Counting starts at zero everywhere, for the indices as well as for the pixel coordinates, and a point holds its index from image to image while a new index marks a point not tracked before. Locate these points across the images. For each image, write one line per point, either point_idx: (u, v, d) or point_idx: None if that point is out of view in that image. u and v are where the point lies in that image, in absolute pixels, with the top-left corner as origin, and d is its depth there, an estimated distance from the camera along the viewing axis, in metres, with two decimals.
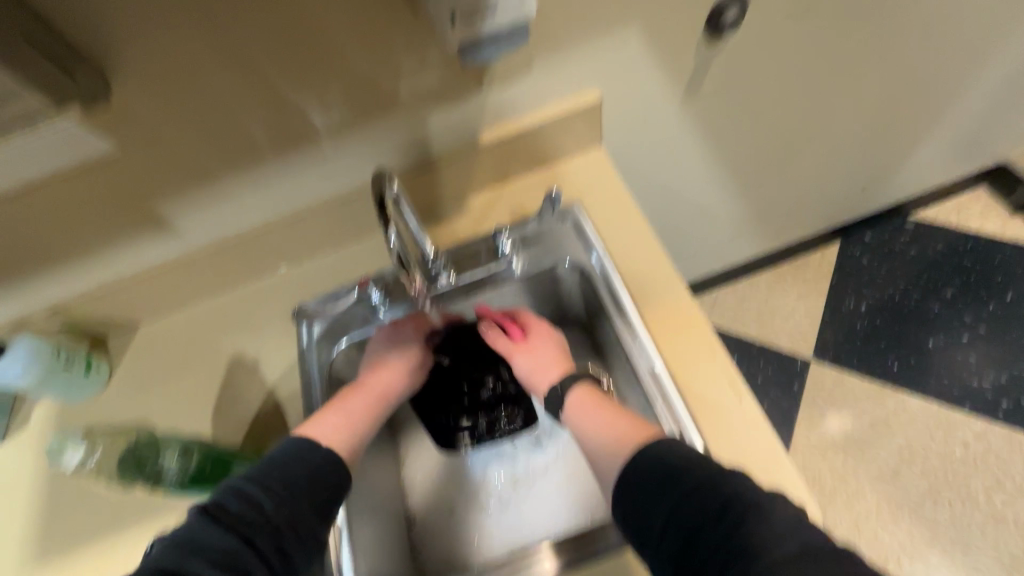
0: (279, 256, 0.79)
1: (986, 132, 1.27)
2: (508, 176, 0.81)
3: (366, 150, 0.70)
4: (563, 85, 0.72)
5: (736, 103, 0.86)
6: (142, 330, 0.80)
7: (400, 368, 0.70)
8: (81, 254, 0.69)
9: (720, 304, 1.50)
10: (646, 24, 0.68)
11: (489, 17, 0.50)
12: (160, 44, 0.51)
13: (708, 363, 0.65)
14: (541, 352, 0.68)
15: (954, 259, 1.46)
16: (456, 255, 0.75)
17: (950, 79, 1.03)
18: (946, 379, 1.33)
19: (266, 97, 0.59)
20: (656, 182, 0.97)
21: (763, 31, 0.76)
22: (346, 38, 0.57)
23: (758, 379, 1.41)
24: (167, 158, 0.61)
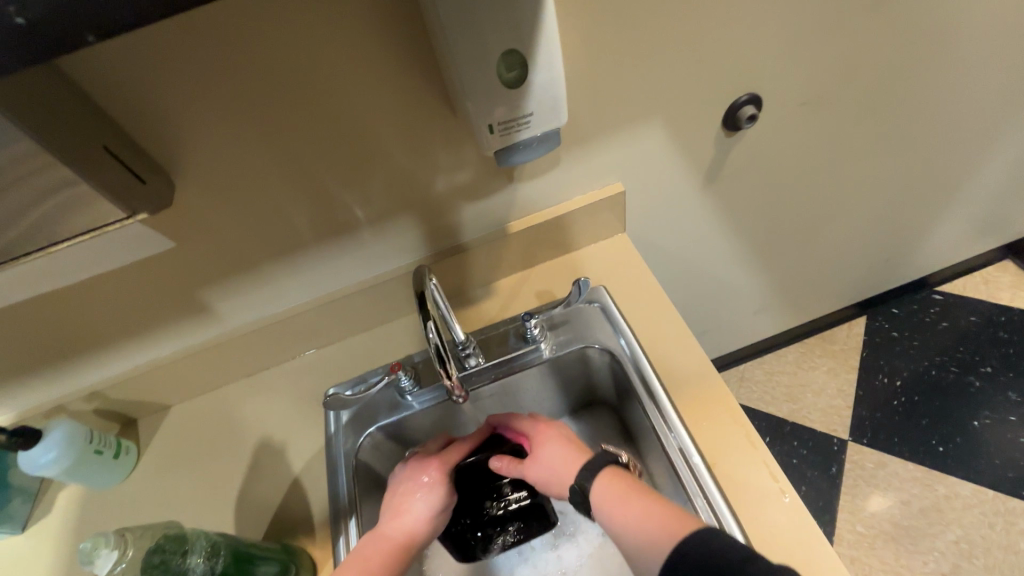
0: (311, 338, 0.80)
1: (1006, 208, 1.28)
2: (535, 260, 0.83)
3: (402, 239, 0.73)
4: (588, 176, 0.76)
5: (754, 187, 0.89)
6: (173, 411, 0.81)
7: (422, 508, 0.64)
8: (125, 339, 0.71)
9: (747, 379, 1.47)
10: (666, 123, 0.72)
11: (524, 125, 0.55)
12: (220, 151, 0.56)
13: (746, 453, 0.63)
14: (552, 454, 0.64)
15: (989, 332, 1.42)
16: (485, 338, 0.77)
17: (964, 160, 1.05)
18: (996, 461, 1.26)
19: (311, 192, 0.63)
20: (679, 262, 0.99)
21: (777, 124, 0.80)
22: (389, 141, 0.61)
23: (793, 460, 1.34)
24: (215, 251, 0.65)
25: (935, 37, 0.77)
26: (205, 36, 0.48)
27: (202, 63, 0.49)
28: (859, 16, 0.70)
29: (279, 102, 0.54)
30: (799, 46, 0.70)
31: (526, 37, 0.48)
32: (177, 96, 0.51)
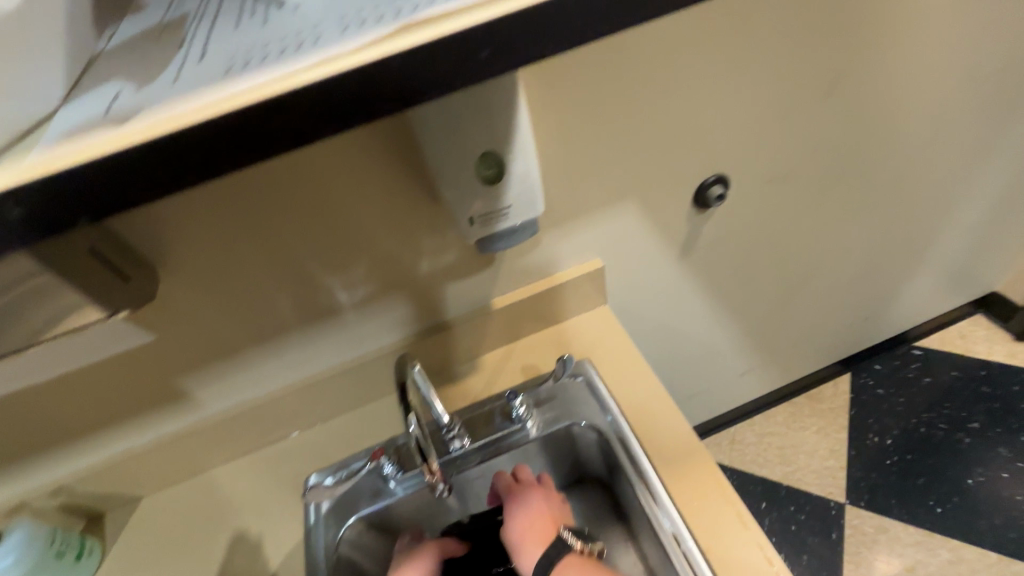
0: (292, 421, 0.78)
1: (971, 266, 1.33)
2: (519, 334, 0.84)
3: (387, 319, 0.74)
4: (569, 253, 0.78)
5: (729, 257, 0.92)
6: (144, 503, 0.77)
7: None
8: (97, 429, 0.69)
9: (738, 441, 1.45)
10: (640, 202, 0.76)
11: (503, 216, 0.57)
12: (208, 251, 0.58)
13: (739, 533, 0.62)
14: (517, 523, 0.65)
15: (971, 386, 1.44)
16: (470, 417, 0.76)
17: (926, 225, 1.10)
18: (996, 522, 1.24)
19: (297, 282, 0.64)
20: (662, 328, 1.00)
21: (745, 200, 0.84)
22: (374, 230, 0.63)
23: (792, 526, 1.30)
24: (201, 342, 0.65)
25: (885, 120, 0.83)
26: (235, 186, 0.54)
27: (211, 193, 0.53)
28: (813, 105, 0.75)
29: (276, 213, 0.57)
30: (761, 132, 0.75)
31: (502, 138, 0.51)
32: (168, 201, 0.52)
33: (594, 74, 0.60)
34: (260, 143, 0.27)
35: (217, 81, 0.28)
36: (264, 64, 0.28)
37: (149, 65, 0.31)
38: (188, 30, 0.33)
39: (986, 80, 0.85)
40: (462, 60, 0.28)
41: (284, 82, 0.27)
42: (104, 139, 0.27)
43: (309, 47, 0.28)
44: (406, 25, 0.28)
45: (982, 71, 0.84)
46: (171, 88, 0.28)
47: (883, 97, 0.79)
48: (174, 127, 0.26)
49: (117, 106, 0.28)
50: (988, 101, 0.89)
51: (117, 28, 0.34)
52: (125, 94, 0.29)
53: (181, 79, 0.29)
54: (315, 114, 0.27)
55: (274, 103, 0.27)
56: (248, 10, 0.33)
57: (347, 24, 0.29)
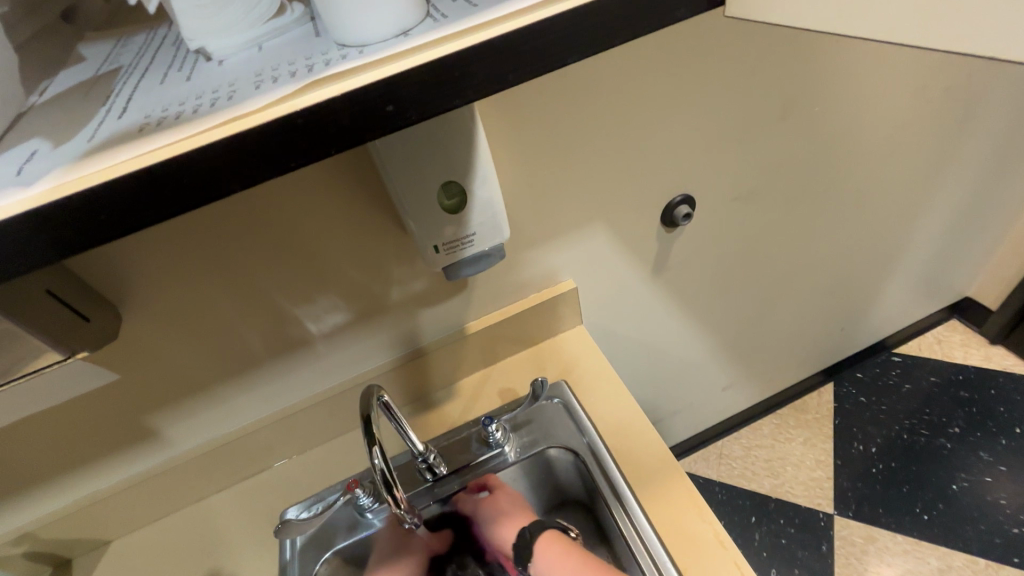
0: (267, 455, 0.77)
1: (941, 274, 1.36)
2: (496, 357, 0.84)
3: (360, 348, 0.73)
4: (541, 276, 0.79)
5: (702, 274, 0.94)
6: (115, 547, 0.75)
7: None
8: (63, 474, 0.67)
9: (726, 455, 1.45)
10: (609, 224, 0.77)
11: (468, 243, 0.58)
12: (174, 288, 0.57)
13: (714, 550, 0.62)
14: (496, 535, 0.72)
15: (950, 391, 1.46)
16: (447, 443, 0.75)
17: (894, 235, 1.13)
18: (983, 527, 1.24)
19: (266, 315, 0.64)
20: (640, 346, 1.00)
21: (713, 219, 0.86)
22: (343, 260, 0.63)
23: (782, 540, 1.29)
24: (168, 379, 0.64)
25: (844, 138, 0.86)
26: (197, 222, 0.54)
27: (170, 229, 0.53)
28: (773, 125, 0.77)
29: (242, 248, 0.57)
30: (723, 152, 0.77)
31: (461, 170, 0.52)
32: (130, 242, 0.52)
33: (555, 103, 0.61)
34: (169, 201, 0.25)
35: (130, 139, 0.25)
36: (180, 121, 0.26)
37: (66, 115, 0.28)
38: (114, 81, 0.30)
39: (939, 97, 0.89)
40: (370, 115, 0.26)
41: (194, 139, 0.25)
42: (19, 190, 0.24)
43: (224, 102, 0.26)
44: (322, 77, 0.26)
45: (934, 88, 0.87)
46: (82, 145, 0.26)
47: (841, 116, 0.82)
48: (75, 189, 0.24)
49: (28, 167, 0.25)
50: (943, 116, 0.92)
51: (51, 82, 0.32)
52: (34, 151, 0.26)
53: (96, 135, 0.26)
54: (228, 169, 0.25)
55: (183, 160, 0.25)
56: (178, 61, 0.31)
57: (267, 75, 0.27)
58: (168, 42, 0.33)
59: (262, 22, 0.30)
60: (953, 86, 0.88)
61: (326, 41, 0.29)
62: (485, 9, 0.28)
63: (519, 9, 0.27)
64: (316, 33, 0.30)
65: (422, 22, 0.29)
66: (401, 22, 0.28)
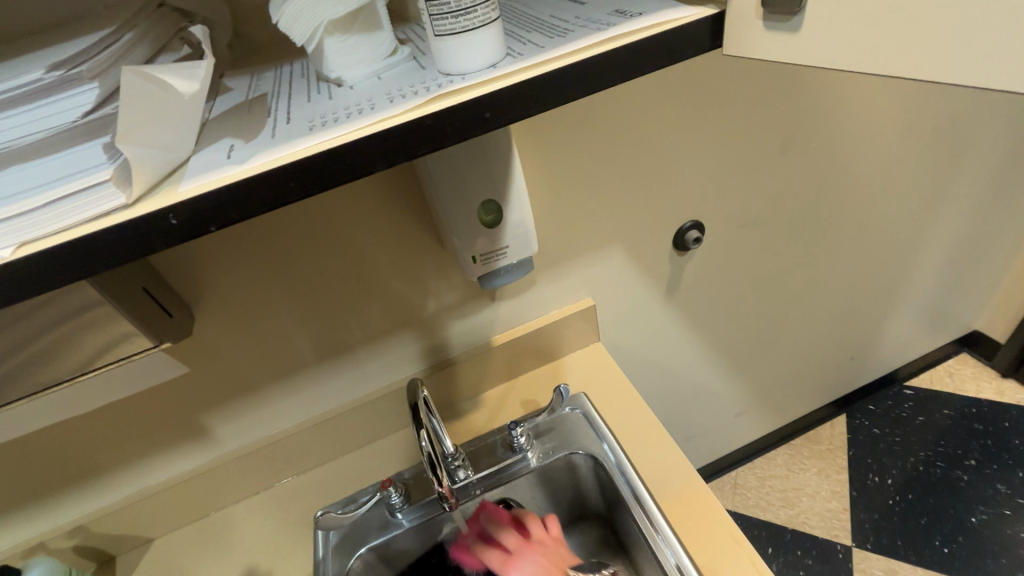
0: (303, 458, 0.82)
1: (947, 306, 1.40)
2: (518, 371, 0.89)
3: (395, 357, 0.79)
4: (562, 294, 0.85)
5: (712, 297, 0.99)
6: (156, 544, 0.79)
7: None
8: (124, 466, 0.73)
9: (740, 485, 1.45)
10: (624, 246, 0.84)
11: (501, 256, 0.65)
12: (243, 289, 0.65)
13: (731, 550, 0.65)
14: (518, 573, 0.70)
15: (964, 424, 1.47)
16: (474, 449, 0.80)
17: (897, 266, 1.18)
18: (1006, 561, 1.22)
19: (318, 320, 0.71)
20: (655, 368, 1.05)
21: (721, 245, 0.92)
22: (388, 272, 0.70)
23: (800, 571, 1.28)
24: (224, 376, 0.71)
25: (841, 171, 0.93)
26: (267, 226, 0.61)
27: (240, 232, 0.61)
28: (772, 159, 0.85)
29: (304, 256, 0.65)
30: (727, 183, 0.85)
31: (500, 188, 0.60)
32: (213, 242, 0.60)
33: (577, 135, 0.70)
34: (318, 183, 0.31)
35: (306, 133, 0.31)
36: (338, 122, 0.32)
37: (240, 124, 0.35)
38: (268, 101, 0.37)
39: (928, 136, 0.96)
40: (468, 121, 0.32)
41: (351, 134, 0.31)
42: (233, 167, 0.30)
43: (368, 111, 0.32)
44: (443, 93, 0.33)
45: (922, 128, 0.95)
46: (268, 139, 0.32)
47: (836, 151, 0.90)
48: (275, 164, 0.30)
49: (235, 153, 0.32)
50: (933, 153, 1.00)
51: (215, 104, 0.39)
52: (235, 146, 0.33)
53: (277, 133, 0.32)
54: (365, 159, 0.31)
55: (342, 149, 0.31)
56: (313, 87, 0.38)
57: (396, 93, 0.34)
58: (299, 73, 0.40)
59: (380, 58, 0.37)
60: (940, 126, 0.96)
61: (431, 71, 0.36)
62: (560, 45, 0.35)
63: (583, 46, 0.34)
64: (421, 65, 0.37)
65: (505, 57, 0.35)
66: (493, 55, 0.34)
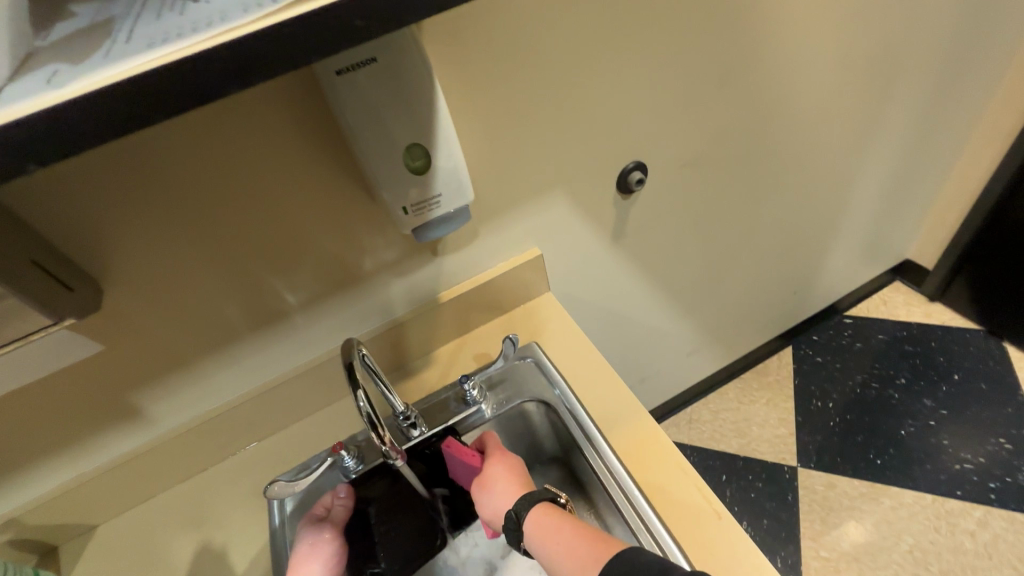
0: (251, 431, 0.80)
1: (883, 236, 1.46)
2: (469, 325, 0.88)
3: (338, 319, 0.76)
4: (508, 244, 0.83)
5: (659, 239, 1.00)
6: (101, 530, 0.76)
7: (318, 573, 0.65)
8: (51, 454, 0.69)
9: (695, 420, 1.52)
10: (568, 192, 0.82)
11: (434, 205, 0.62)
12: (157, 260, 0.60)
13: (680, 481, 0.68)
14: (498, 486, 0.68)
15: (896, 347, 1.57)
16: (426, 408, 0.79)
17: (834, 200, 1.22)
18: (930, 466, 1.34)
19: (245, 288, 0.67)
20: (607, 313, 1.06)
21: (665, 185, 0.92)
22: (318, 232, 0.66)
23: (751, 494, 1.37)
24: (149, 352, 0.66)
25: (779, 104, 0.93)
26: (171, 183, 0.55)
27: (141, 193, 0.54)
28: (713, 94, 0.84)
29: (221, 218, 0.60)
30: (668, 120, 0.83)
31: (425, 130, 0.56)
32: (97, 196, 0.53)
33: (509, 74, 0.66)
34: (160, 104, 0.29)
35: (139, 52, 0.29)
36: (180, 38, 0.29)
37: (73, 47, 0.31)
38: (112, 24, 0.32)
39: (862, 65, 0.97)
40: None
41: (193, 48, 0.28)
42: (50, 92, 0.28)
43: (219, 22, 0.29)
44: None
45: (857, 58, 0.95)
46: (98, 62, 0.29)
47: (775, 84, 0.89)
48: (97, 86, 0.28)
49: (56, 77, 0.28)
50: (867, 84, 1.01)
51: (49, 26, 0.33)
52: (54, 69, 0.29)
53: (110, 54, 0.29)
54: (218, 78, 0.30)
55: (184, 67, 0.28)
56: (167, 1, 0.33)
57: (251, 2, 0.31)
58: None
59: None
60: (874, 55, 0.97)
61: None
62: None
63: None
64: None
65: None
66: None
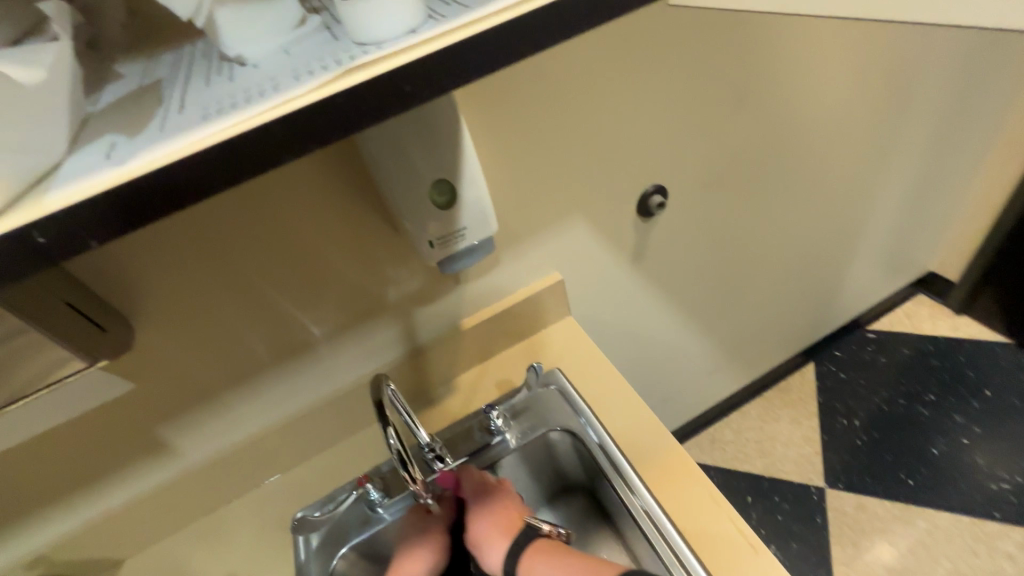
0: (275, 463, 0.79)
1: (904, 249, 1.44)
2: (490, 351, 0.88)
3: (361, 351, 0.76)
4: (529, 270, 0.83)
5: (679, 260, 0.99)
6: (126, 565, 0.76)
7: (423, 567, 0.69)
8: (79, 491, 0.69)
9: (718, 440, 1.49)
10: (587, 216, 0.82)
11: (459, 238, 0.62)
12: (185, 298, 0.60)
13: (712, 513, 0.66)
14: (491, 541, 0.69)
15: (923, 361, 1.53)
16: (451, 435, 0.79)
17: (855, 215, 1.20)
18: (965, 486, 1.30)
19: (270, 323, 0.67)
20: (627, 335, 1.05)
21: (684, 207, 0.91)
22: (342, 265, 0.67)
23: (779, 516, 1.34)
24: (176, 388, 0.67)
25: (798, 123, 0.92)
26: (200, 223, 0.56)
27: (172, 234, 0.56)
28: (730, 116, 0.84)
29: (248, 256, 0.61)
30: (687, 143, 0.83)
31: (450, 167, 0.57)
32: (131, 239, 0.54)
33: (529, 104, 0.66)
34: (215, 177, 0.30)
35: (194, 125, 0.30)
36: (232, 110, 0.30)
37: (126, 117, 0.33)
38: (161, 89, 0.34)
39: (879, 82, 0.96)
40: None
41: (250, 122, 0.29)
42: (108, 170, 0.28)
43: (271, 92, 0.30)
44: (353, 67, 0.31)
45: (874, 75, 0.94)
46: (154, 135, 0.30)
47: (792, 103, 0.89)
48: (157, 165, 0.28)
49: (113, 152, 0.30)
50: (884, 101, 1.00)
51: (102, 93, 0.36)
52: (112, 143, 0.30)
53: (165, 126, 0.30)
54: (273, 147, 0.30)
55: (241, 139, 0.29)
56: (213, 69, 0.35)
57: (303, 70, 0.31)
58: (202, 55, 0.37)
59: (287, 30, 0.35)
60: (891, 72, 0.96)
61: (345, 41, 0.34)
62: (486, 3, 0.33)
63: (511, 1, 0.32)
64: (334, 36, 0.34)
65: (426, 21, 0.33)
66: (411, 20, 0.32)
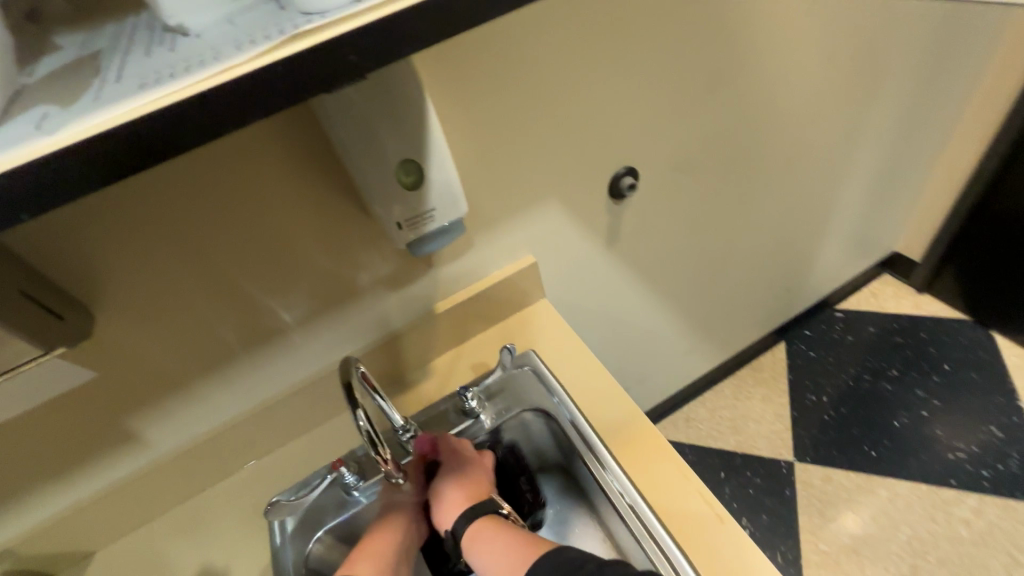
0: (248, 450, 0.79)
1: (871, 231, 1.48)
2: (465, 335, 0.88)
3: (333, 336, 0.76)
4: (503, 253, 0.83)
5: (652, 242, 1.00)
6: (98, 556, 0.75)
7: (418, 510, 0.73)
8: (43, 483, 0.67)
9: (693, 419, 1.53)
10: (560, 199, 0.82)
11: (429, 219, 0.62)
12: (146, 285, 0.59)
13: (681, 487, 0.68)
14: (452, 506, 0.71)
15: (887, 339, 1.59)
16: (425, 419, 0.79)
17: (823, 197, 1.23)
18: (925, 457, 1.36)
19: (237, 308, 0.66)
20: (602, 317, 1.06)
21: (657, 190, 0.92)
22: (311, 249, 0.66)
23: (750, 490, 1.38)
24: (142, 377, 0.65)
25: (767, 106, 0.93)
26: (159, 208, 0.55)
27: (129, 219, 0.54)
28: (701, 99, 0.84)
29: (211, 241, 0.59)
30: (658, 125, 0.83)
31: (416, 147, 0.56)
32: (86, 225, 0.52)
33: (498, 85, 0.65)
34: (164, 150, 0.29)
35: (133, 93, 0.29)
36: (176, 77, 0.29)
37: (61, 88, 0.31)
38: (101, 59, 0.34)
39: (847, 66, 0.98)
40: None
41: (192, 88, 0.29)
42: (45, 139, 0.28)
43: (211, 61, 0.30)
44: (296, 35, 0.30)
45: (842, 59, 0.96)
46: (89, 105, 0.29)
47: (762, 87, 0.90)
48: (96, 132, 0.28)
49: (46, 122, 0.29)
50: (852, 85, 1.02)
51: (40, 63, 0.34)
52: (45, 113, 0.29)
53: (103, 96, 0.30)
54: (222, 114, 0.30)
55: (184, 107, 0.28)
56: (156, 40, 0.34)
57: (247, 40, 0.31)
58: (143, 25, 0.36)
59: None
60: (858, 56, 0.98)
61: (291, 11, 0.33)
62: None
63: None
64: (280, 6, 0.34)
65: None
66: None
